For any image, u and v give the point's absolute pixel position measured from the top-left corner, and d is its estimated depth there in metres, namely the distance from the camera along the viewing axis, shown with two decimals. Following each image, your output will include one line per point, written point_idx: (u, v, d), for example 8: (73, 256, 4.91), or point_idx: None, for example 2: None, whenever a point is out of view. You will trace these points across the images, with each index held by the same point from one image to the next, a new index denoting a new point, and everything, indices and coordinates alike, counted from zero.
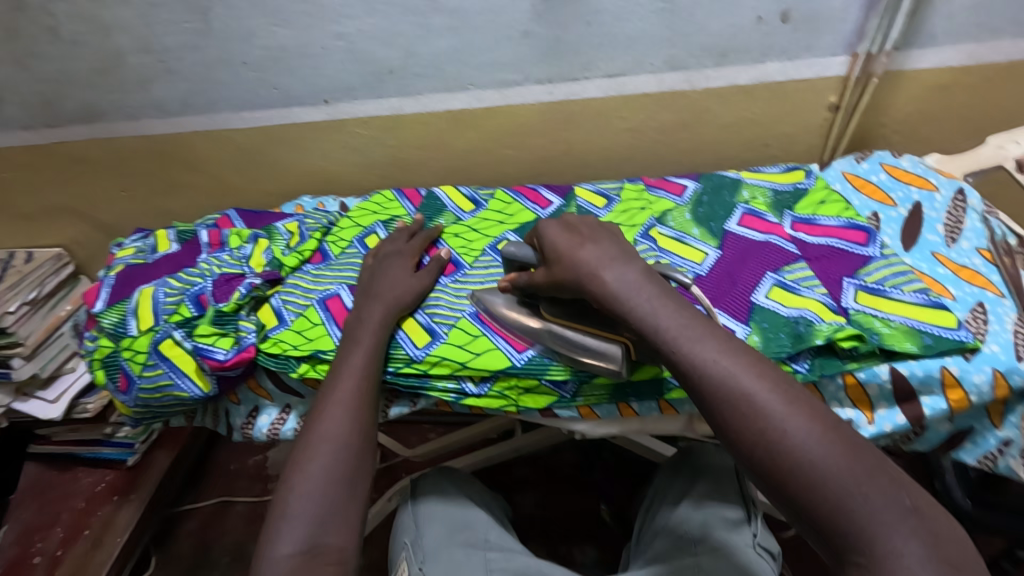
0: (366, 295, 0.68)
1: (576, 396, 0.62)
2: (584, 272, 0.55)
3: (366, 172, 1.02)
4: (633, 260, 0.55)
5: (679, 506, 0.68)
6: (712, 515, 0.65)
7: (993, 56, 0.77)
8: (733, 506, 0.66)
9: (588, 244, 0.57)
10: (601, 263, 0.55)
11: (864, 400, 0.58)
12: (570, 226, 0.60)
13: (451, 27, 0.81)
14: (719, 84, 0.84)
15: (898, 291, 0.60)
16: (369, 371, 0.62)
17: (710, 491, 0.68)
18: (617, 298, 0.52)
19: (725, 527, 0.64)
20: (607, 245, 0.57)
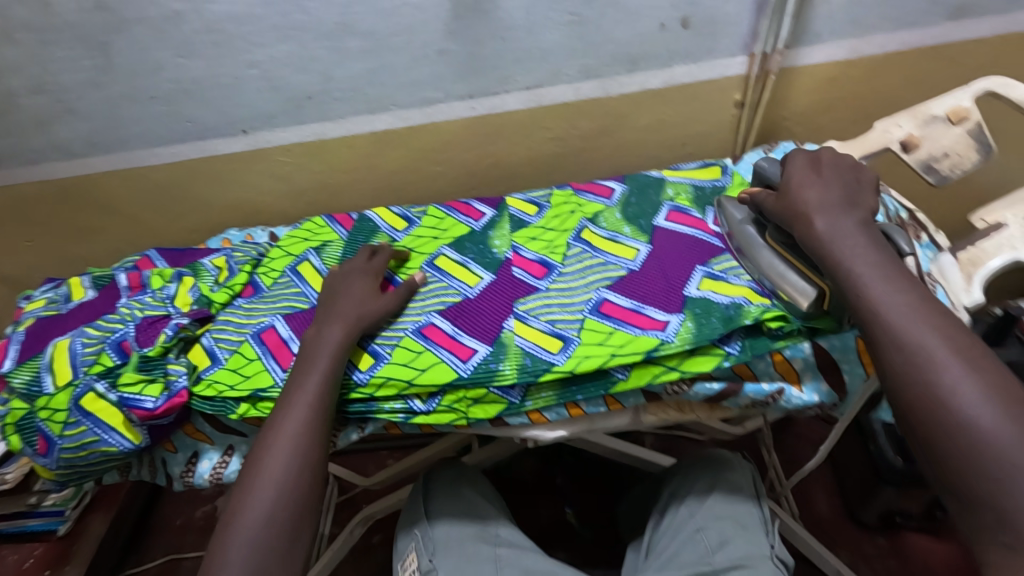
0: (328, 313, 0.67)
1: (525, 400, 0.62)
2: (799, 211, 0.59)
3: (294, 200, 1.00)
4: (847, 211, 0.58)
5: (698, 511, 0.71)
6: (732, 525, 0.68)
7: (871, 49, 0.84)
8: (751, 518, 0.69)
9: (811, 184, 0.60)
10: (819, 208, 0.58)
11: (792, 373, 0.61)
12: (817, 162, 0.63)
13: (366, 50, 0.81)
14: (632, 89, 0.88)
15: (739, 277, 0.66)
16: (321, 393, 0.60)
17: (729, 499, 0.71)
18: (822, 243, 0.56)
19: (744, 537, 0.66)
20: (831, 190, 0.59)
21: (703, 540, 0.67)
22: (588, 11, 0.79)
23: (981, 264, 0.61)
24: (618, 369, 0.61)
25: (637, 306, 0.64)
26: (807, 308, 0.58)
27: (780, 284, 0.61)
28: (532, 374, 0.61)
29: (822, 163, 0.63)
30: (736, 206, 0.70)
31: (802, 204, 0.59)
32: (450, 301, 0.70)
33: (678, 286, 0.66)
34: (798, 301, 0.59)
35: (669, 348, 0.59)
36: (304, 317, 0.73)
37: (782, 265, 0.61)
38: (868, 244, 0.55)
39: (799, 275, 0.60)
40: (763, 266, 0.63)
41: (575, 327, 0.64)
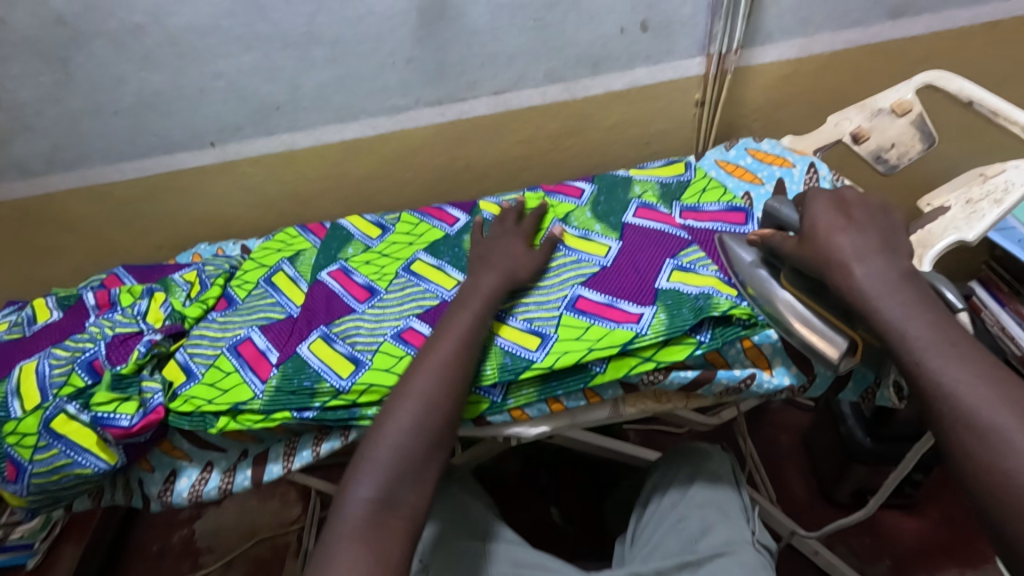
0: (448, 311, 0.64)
1: (507, 398, 0.63)
2: (835, 260, 0.54)
3: (264, 211, 0.99)
4: (881, 254, 0.54)
5: (681, 501, 0.73)
6: (714, 513, 0.69)
7: (819, 47, 0.89)
8: (732, 505, 0.71)
9: (841, 229, 0.56)
10: (854, 256, 0.54)
11: (763, 358, 0.64)
12: (843, 205, 0.59)
13: (333, 59, 0.82)
14: (596, 91, 0.91)
15: (706, 268, 0.68)
16: (432, 374, 0.59)
17: (710, 489, 0.73)
18: (863, 294, 0.52)
19: (726, 523, 0.68)
20: (864, 238, 0.55)
21: (687, 530, 0.69)
22: (551, 16, 0.81)
23: (927, 248, 0.62)
24: (596, 363, 0.62)
25: (611, 301, 0.66)
26: (838, 360, 0.55)
27: (804, 334, 0.56)
28: (513, 372, 0.62)
29: (849, 207, 0.59)
30: (741, 244, 0.64)
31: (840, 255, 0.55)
32: (427, 305, 0.72)
33: (649, 279, 0.68)
34: (827, 354, 0.55)
35: (643, 340, 0.61)
36: (281, 327, 0.73)
37: (805, 314, 0.57)
38: (865, 262, 0.54)
39: (825, 323, 0.56)
40: (780, 313, 0.58)
41: (552, 323, 0.65)
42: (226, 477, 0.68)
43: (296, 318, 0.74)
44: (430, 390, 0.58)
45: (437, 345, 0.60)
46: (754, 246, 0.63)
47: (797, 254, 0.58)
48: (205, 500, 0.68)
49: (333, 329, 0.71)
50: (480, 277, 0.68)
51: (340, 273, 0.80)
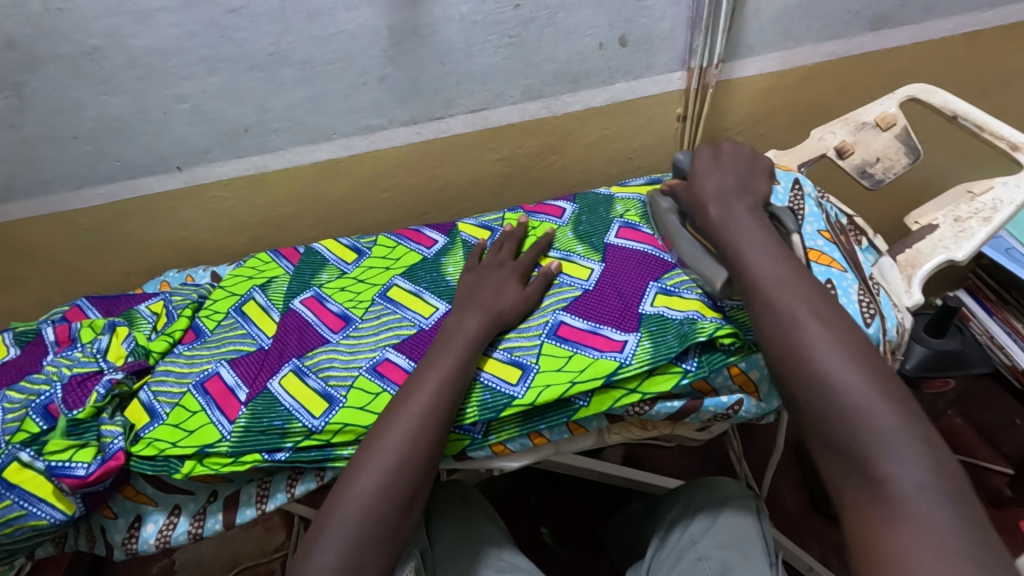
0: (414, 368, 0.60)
1: (488, 434, 0.61)
2: (695, 200, 0.65)
3: (237, 235, 0.96)
4: (739, 195, 0.64)
5: (701, 541, 0.70)
6: (736, 555, 0.67)
7: (801, 59, 0.87)
8: (756, 549, 0.67)
9: (712, 173, 0.67)
10: (715, 196, 0.64)
11: (750, 383, 0.61)
12: (718, 154, 0.69)
13: (302, 79, 0.79)
14: (576, 107, 0.89)
15: (691, 291, 0.66)
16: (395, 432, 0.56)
17: (733, 531, 0.70)
18: (715, 227, 0.61)
19: (747, 566, 0.65)
20: (725, 179, 0.66)
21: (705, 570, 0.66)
22: (527, 33, 0.79)
23: (919, 269, 0.61)
24: (579, 396, 0.59)
25: (594, 328, 0.64)
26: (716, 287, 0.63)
27: (694, 266, 0.66)
28: (493, 410, 0.59)
29: (723, 156, 0.69)
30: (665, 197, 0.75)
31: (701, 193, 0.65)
32: (404, 334, 0.69)
33: (633, 304, 0.65)
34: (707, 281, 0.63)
35: (627, 371, 0.59)
36: (250, 361, 0.70)
37: (698, 251, 0.66)
38: (721, 201, 0.63)
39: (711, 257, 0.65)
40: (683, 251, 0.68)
41: (533, 352, 0.63)
42: (196, 522, 0.64)
43: (267, 350, 0.71)
44: (403, 442, 0.55)
45: (410, 396, 0.57)
46: (670, 198, 0.74)
47: (716, 224, 0.62)
48: (174, 546, 0.65)
49: (305, 362, 0.68)
50: (458, 319, 0.65)
51: (313, 301, 0.77)
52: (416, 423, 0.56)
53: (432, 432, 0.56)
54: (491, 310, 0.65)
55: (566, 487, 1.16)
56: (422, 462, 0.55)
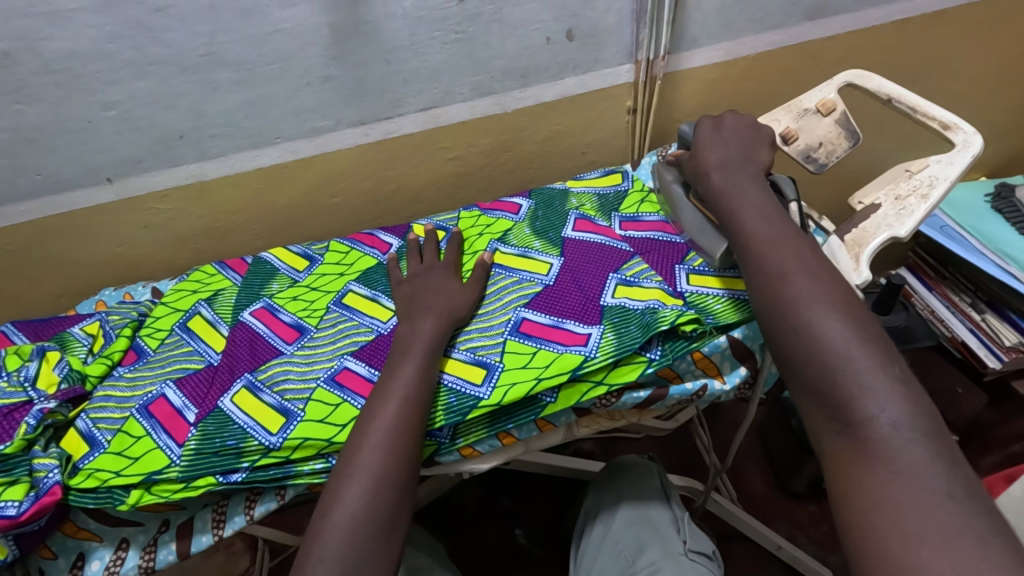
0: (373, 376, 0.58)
1: (456, 438, 0.59)
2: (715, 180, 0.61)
3: (178, 249, 0.91)
4: (743, 166, 0.62)
5: (614, 521, 0.73)
6: (646, 529, 0.70)
7: (744, 50, 0.89)
8: (659, 514, 0.72)
9: (715, 147, 0.65)
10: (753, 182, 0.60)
11: (713, 366, 0.62)
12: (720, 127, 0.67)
13: (239, 81, 0.75)
14: (527, 103, 0.88)
15: (650, 280, 0.66)
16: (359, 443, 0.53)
17: (637, 502, 0.74)
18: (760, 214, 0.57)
19: (657, 538, 0.69)
20: (726, 150, 0.64)
21: (623, 552, 0.69)
22: (472, 28, 0.78)
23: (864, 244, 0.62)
24: (547, 393, 0.58)
25: (557, 322, 0.63)
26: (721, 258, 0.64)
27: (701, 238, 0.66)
28: (460, 413, 0.58)
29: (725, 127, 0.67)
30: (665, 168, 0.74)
31: (702, 164, 0.64)
32: (363, 341, 0.67)
33: (594, 297, 0.65)
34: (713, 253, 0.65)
35: (593, 364, 0.58)
36: (199, 380, 0.66)
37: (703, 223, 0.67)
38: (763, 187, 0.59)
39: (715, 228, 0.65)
40: (691, 226, 0.68)
41: (496, 351, 0.61)
42: (146, 555, 0.60)
43: (217, 367, 0.67)
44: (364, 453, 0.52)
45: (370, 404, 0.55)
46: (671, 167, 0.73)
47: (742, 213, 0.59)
48: None
49: (258, 377, 0.65)
50: (415, 323, 0.63)
51: (264, 312, 0.73)
52: (380, 434, 0.54)
53: (398, 442, 0.54)
54: (446, 313, 0.64)
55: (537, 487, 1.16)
56: (392, 474, 0.53)
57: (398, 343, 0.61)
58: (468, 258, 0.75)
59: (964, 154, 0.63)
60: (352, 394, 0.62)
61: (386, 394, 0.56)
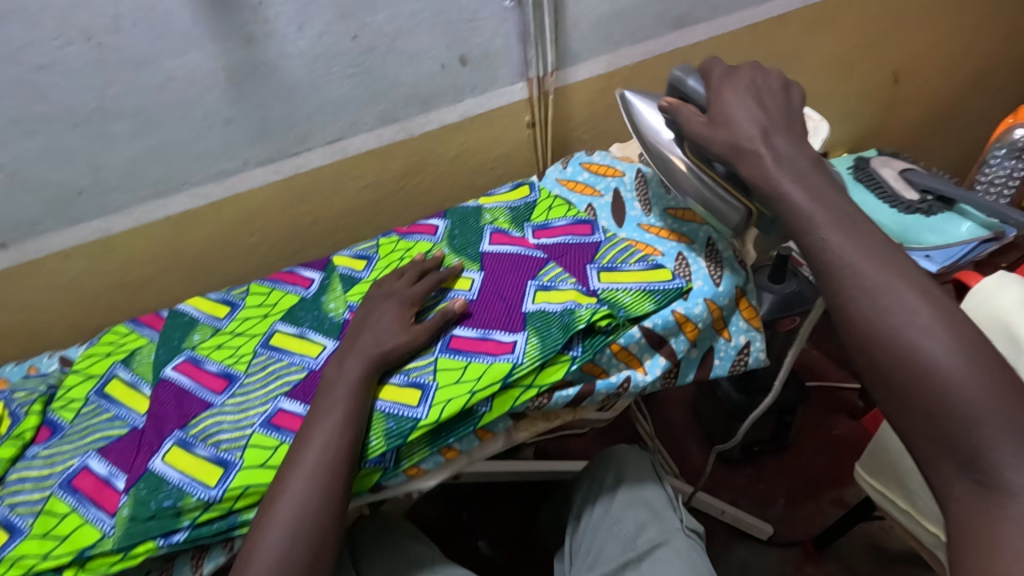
0: (318, 414, 0.59)
1: (400, 461, 0.61)
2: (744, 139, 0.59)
3: (88, 310, 0.86)
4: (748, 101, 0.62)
5: (612, 505, 0.77)
6: (643, 509, 0.75)
7: (623, 61, 0.96)
8: (656, 494, 0.77)
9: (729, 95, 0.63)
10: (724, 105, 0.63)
11: (633, 358, 0.66)
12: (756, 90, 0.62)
13: (137, 131, 0.74)
14: (431, 127, 0.91)
15: (565, 283, 0.71)
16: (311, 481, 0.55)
17: (634, 483, 0.78)
18: None
19: (655, 517, 0.74)
20: (760, 121, 0.60)
21: (623, 531, 0.74)
22: (370, 61, 0.80)
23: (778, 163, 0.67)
24: (481, 403, 0.61)
25: (483, 334, 0.66)
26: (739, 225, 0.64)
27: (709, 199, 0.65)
28: (400, 436, 0.60)
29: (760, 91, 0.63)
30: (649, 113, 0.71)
31: (742, 138, 0.59)
32: (295, 379, 0.67)
33: (516, 305, 0.69)
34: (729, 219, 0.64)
35: (521, 370, 0.62)
36: (124, 446, 0.64)
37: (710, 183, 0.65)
38: None
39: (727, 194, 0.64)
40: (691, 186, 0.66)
41: (429, 371, 0.64)
42: None
43: (142, 429, 0.65)
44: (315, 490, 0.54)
45: (316, 442, 0.56)
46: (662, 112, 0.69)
47: None
48: None
49: (189, 433, 0.64)
50: (349, 355, 0.64)
51: (188, 365, 0.72)
52: (326, 465, 0.56)
53: (344, 469, 0.56)
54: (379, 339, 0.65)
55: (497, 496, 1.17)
56: None
57: (331, 374, 0.62)
58: (433, 304, 0.72)
59: (816, 139, 0.72)
60: (286, 433, 0.62)
61: (328, 425, 0.58)
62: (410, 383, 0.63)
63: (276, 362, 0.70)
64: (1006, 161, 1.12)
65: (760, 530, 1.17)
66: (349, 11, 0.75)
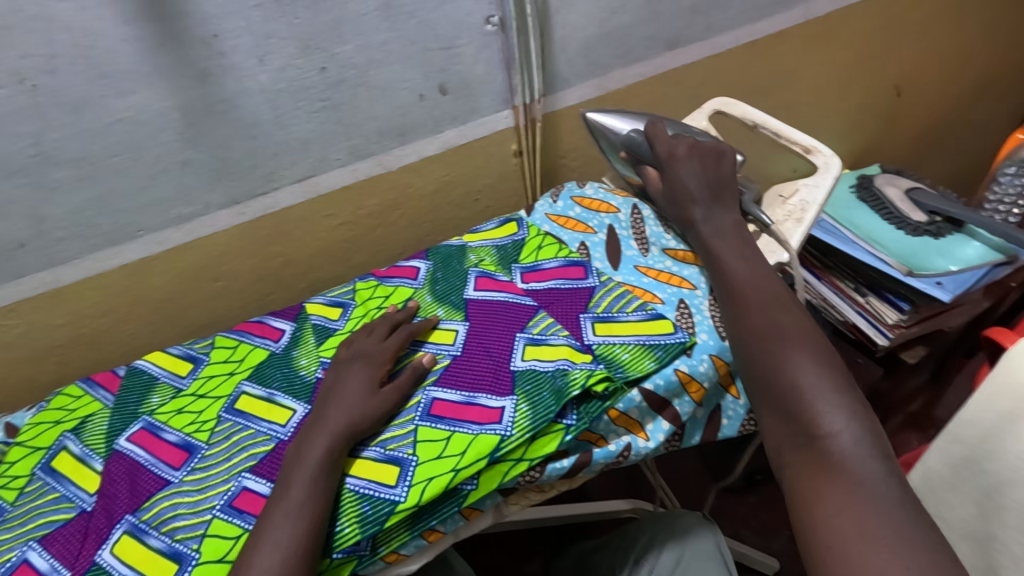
0: (279, 502, 0.53)
1: (377, 548, 0.55)
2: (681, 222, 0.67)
3: (40, 363, 0.81)
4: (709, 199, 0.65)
5: None
6: None
7: (614, 84, 0.90)
8: None
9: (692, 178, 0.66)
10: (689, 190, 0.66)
11: (633, 422, 0.61)
12: (707, 182, 0.66)
13: (81, 178, 0.68)
14: (410, 159, 0.85)
15: (557, 336, 0.64)
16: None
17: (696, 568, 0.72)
18: None
19: None
20: (697, 188, 0.66)
21: None
22: (339, 95, 0.74)
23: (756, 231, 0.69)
24: (467, 481, 0.55)
25: (469, 398, 0.60)
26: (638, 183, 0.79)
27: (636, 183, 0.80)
28: (377, 522, 0.53)
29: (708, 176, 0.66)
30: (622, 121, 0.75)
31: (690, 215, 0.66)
32: (261, 452, 0.61)
33: (504, 363, 0.63)
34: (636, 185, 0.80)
35: (510, 443, 0.55)
36: (70, 533, 0.57)
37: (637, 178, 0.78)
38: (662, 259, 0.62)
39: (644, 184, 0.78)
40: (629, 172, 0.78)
41: (408, 444, 0.57)
42: None
43: (91, 512, 0.59)
44: None
45: (274, 534, 0.51)
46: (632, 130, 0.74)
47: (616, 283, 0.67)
48: None
49: (142, 517, 0.57)
50: (315, 428, 0.57)
51: (144, 434, 0.65)
52: (283, 561, 0.50)
53: (304, 560, 0.50)
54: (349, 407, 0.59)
55: (504, 540, 1.16)
56: None
57: (292, 447, 0.57)
58: (405, 360, 0.67)
59: (827, 175, 0.68)
60: (250, 518, 0.56)
61: (288, 508, 0.52)
62: (386, 459, 0.57)
63: (241, 430, 0.64)
64: (1017, 178, 1.07)
65: (766, 565, 1.11)
66: (313, 41, 0.69)
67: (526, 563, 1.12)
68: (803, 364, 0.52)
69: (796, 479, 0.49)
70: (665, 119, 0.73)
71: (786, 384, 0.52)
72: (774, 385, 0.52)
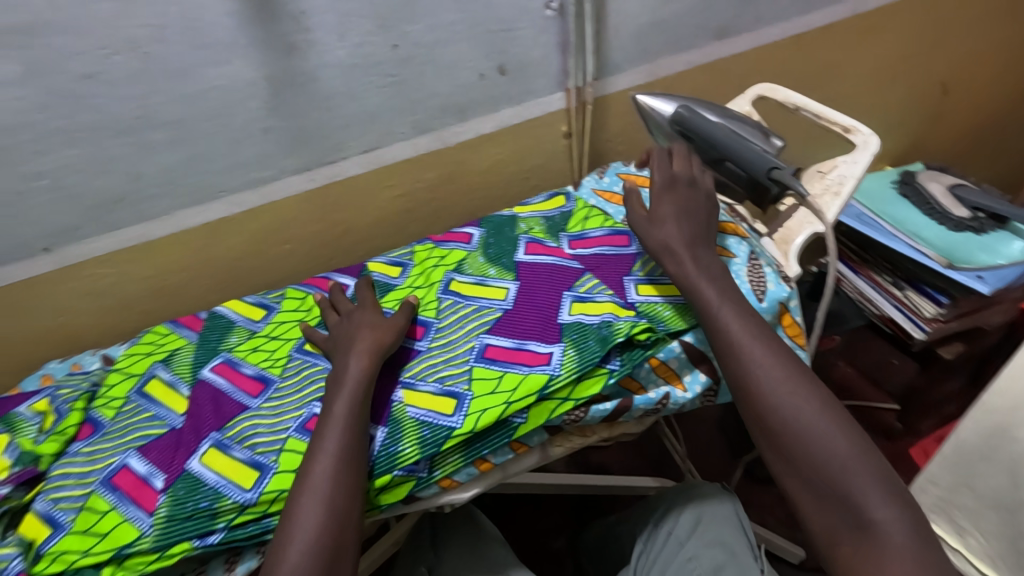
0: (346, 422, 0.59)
1: (434, 471, 0.61)
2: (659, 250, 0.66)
3: (125, 313, 0.88)
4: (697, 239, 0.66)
5: (687, 543, 0.75)
6: (721, 550, 0.72)
7: (662, 71, 0.95)
8: (739, 540, 0.74)
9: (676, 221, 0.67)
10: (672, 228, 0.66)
11: (672, 374, 0.65)
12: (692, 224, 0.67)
13: (177, 139, 0.76)
14: (467, 136, 0.91)
15: (602, 295, 0.69)
16: (338, 478, 0.55)
17: (715, 527, 0.76)
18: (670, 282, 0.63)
19: (733, 559, 0.71)
20: (683, 227, 0.66)
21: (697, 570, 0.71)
22: (406, 71, 0.81)
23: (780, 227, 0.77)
24: (517, 414, 0.61)
25: (519, 344, 0.65)
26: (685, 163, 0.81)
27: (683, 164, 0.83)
28: (434, 444, 0.59)
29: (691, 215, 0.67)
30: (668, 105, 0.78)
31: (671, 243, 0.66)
32: None
33: (552, 316, 0.68)
34: None
35: (558, 382, 0.61)
36: (163, 445, 0.64)
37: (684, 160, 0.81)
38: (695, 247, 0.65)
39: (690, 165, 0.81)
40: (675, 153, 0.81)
41: (464, 380, 0.63)
42: None
43: (181, 429, 0.66)
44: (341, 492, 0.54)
45: (342, 448, 0.57)
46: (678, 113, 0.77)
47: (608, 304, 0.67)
48: None
49: (226, 435, 0.64)
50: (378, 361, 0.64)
51: (225, 367, 0.72)
52: (349, 470, 0.56)
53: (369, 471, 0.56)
54: None
55: (534, 513, 1.20)
56: None
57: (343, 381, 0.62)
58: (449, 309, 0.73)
59: (865, 153, 0.72)
60: None
61: (353, 426, 0.58)
62: (443, 393, 0.62)
63: (312, 365, 0.71)
64: None
65: (790, 553, 1.13)
66: (389, 20, 0.76)
67: (554, 538, 1.16)
68: (844, 445, 0.54)
69: (852, 560, 0.52)
70: (707, 105, 0.76)
71: (833, 468, 0.54)
72: (816, 459, 0.54)
